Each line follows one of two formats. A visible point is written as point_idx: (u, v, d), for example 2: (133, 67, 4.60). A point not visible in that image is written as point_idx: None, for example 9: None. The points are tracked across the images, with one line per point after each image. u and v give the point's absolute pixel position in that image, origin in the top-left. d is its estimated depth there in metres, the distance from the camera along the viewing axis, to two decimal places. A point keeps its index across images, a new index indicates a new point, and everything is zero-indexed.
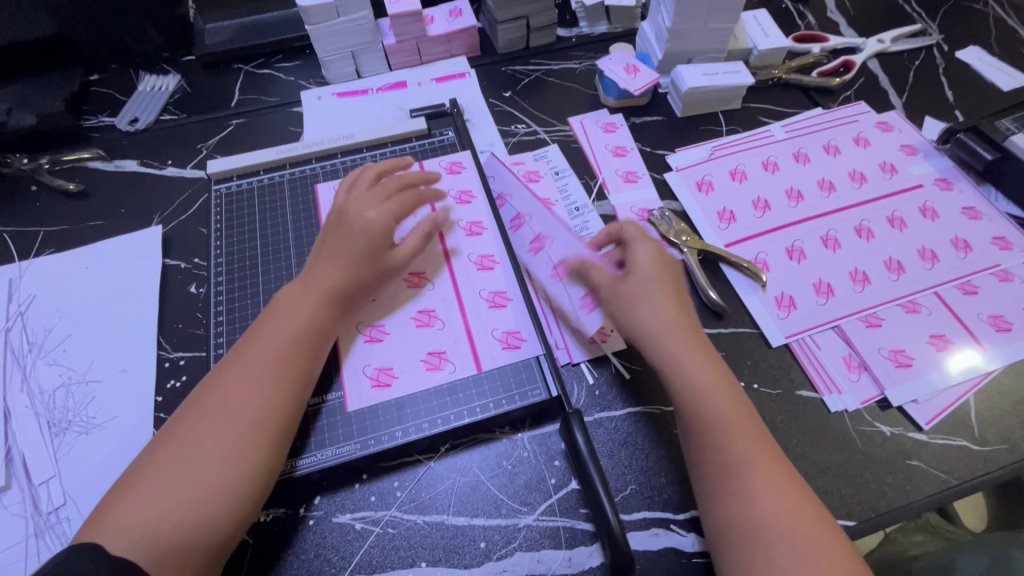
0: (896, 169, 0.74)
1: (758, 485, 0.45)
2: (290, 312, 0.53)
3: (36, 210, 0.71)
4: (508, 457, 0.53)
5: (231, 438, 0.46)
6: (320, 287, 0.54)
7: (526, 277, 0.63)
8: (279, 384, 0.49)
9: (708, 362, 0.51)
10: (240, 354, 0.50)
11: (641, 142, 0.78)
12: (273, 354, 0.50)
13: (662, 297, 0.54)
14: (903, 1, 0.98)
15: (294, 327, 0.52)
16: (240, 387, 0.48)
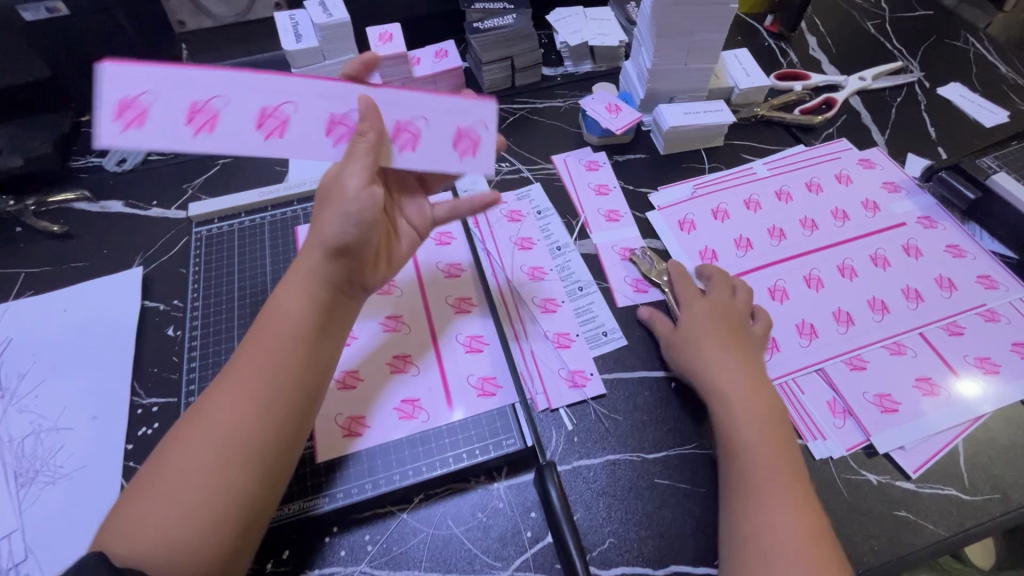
0: (878, 207, 0.74)
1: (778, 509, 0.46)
2: (277, 315, 0.49)
3: (18, 251, 0.71)
4: (483, 508, 0.52)
5: (235, 454, 0.44)
6: (304, 282, 0.50)
7: (511, 330, 0.62)
8: (281, 396, 0.47)
9: (766, 406, 0.53)
10: (232, 365, 0.47)
11: (623, 180, 0.78)
12: (269, 363, 0.47)
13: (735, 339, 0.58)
14: (885, 39, 1.00)
15: (287, 333, 0.48)
16: (238, 401, 0.45)
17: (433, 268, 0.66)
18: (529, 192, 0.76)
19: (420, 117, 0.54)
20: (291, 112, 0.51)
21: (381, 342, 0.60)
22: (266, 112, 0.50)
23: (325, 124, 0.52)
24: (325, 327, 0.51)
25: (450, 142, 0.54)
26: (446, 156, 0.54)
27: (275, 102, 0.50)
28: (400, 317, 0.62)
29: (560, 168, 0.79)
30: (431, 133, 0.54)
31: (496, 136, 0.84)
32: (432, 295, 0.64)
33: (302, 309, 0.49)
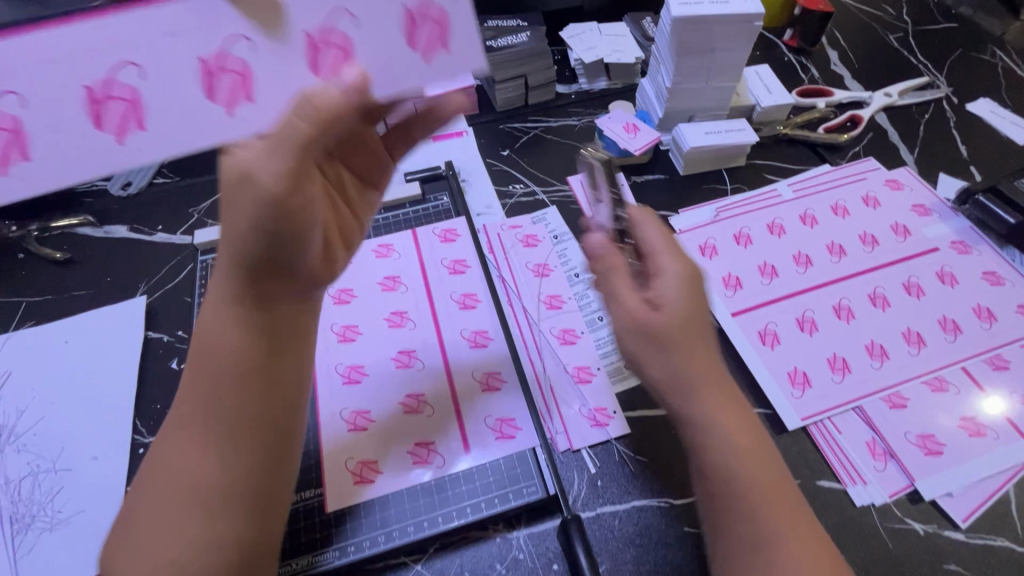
0: (910, 231, 0.71)
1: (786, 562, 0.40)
2: (207, 353, 0.44)
3: (20, 279, 0.69)
4: (503, 560, 0.49)
5: (204, 504, 0.41)
6: (230, 312, 0.44)
7: (529, 363, 0.60)
8: (235, 438, 0.43)
9: (738, 415, 0.45)
10: (191, 399, 0.44)
11: (642, 202, 0.76)
12: (211, 408, 0.43)
13: (682, 343, 0.46)
14: (909, 52, 0.97)
15: (222, 372, 0.43)
16: (194, 451, 0.42)
17: (447, 299, 0.64)
18: (546, 215, 0.73)
19: (343, 13, 0.43)
20: (245, 58, 0.41)
21: (394, 380, 0.57)
22: (208, 66, 0.41)
23: (304, 49, 0.42)
24: (266, 350, 0.44)
25: (399, 35, 0.44)
26: (394, 49, 0.45)
27: (218, 48, 0.41)
28: (413, 353, 0.59)
29: (577, 189, 0.76)
30: (367, 35, 0.44)
31: (510, 156, 0.81)
32: (446, 328, 0.61)
33: (234, 339, 0.43)
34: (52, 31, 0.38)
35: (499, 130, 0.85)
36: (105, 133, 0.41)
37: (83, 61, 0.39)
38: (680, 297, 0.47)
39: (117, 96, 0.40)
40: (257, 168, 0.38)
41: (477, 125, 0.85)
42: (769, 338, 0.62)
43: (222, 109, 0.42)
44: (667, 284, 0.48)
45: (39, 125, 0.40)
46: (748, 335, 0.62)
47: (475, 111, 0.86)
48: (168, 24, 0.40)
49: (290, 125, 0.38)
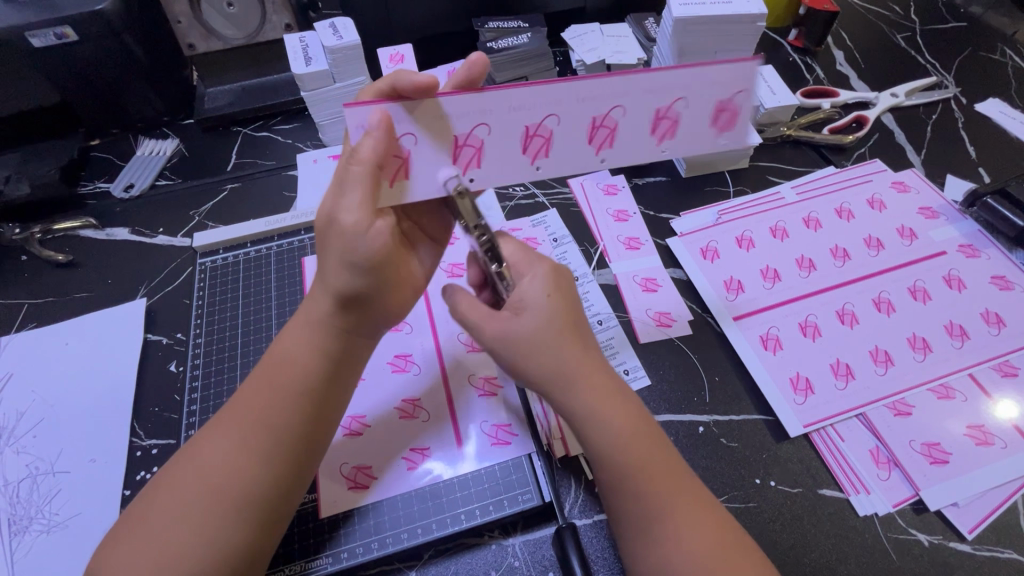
0: (915, 234, 0.70)
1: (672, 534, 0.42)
2: (285, 363, 0.47)
3: (23, 281, 0.70)
4: (497, 567, 0.49)
5: (226, 495, 0.42)
6: (310, 333, 0.47)
7: None
8: (283, 450, 0.45)
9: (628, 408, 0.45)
10: (245, 395, 0.46)
11: (643, 205, 0.75)
12: (268, 415, 0.45)
13: (563, 346, 0.45)
14: (917, 51, 0.96)
15: (292, 382, 0.46)
16: (233, 448, 0.44)
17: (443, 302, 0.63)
18: (545, 218, 0.73)
19: (618, 105, 0.48)
20: (553, 126, 0.48)
21: (391, 385, 0.57)
22: (530, 131, 0.47)
23: (586, 128, 0.48)
24: (336, 378, 0.48)
25: (645, 129, 0.50)
26: (645, 142, 0.50)
27: (538, 118, 0.47)
28: (409, 356, 0.59)
29: (577, 192, 0.76)
30: (689, 115, 0.50)
31: None
32: (442, 333, 0.61)
33: (310, 358, 0.47)
34: (455, 98, 0.45)
35: None
36: (456, 167, 0.47)
37: (460, 117, 0.45)
38: (548, 295, 0.45)
39: (470, 143, 0.46)
40: (349, 216, 0.42)
41: None
42: (771, 343, 0.61)
43: (528, 160, 0.49)
44: (533, 283, 0.46)
45: (498, 146, 0.47)
46: (749, 340, 0.61)
47: None
48: (515, 100, 0.46)
49: (357, 171, 0.42)
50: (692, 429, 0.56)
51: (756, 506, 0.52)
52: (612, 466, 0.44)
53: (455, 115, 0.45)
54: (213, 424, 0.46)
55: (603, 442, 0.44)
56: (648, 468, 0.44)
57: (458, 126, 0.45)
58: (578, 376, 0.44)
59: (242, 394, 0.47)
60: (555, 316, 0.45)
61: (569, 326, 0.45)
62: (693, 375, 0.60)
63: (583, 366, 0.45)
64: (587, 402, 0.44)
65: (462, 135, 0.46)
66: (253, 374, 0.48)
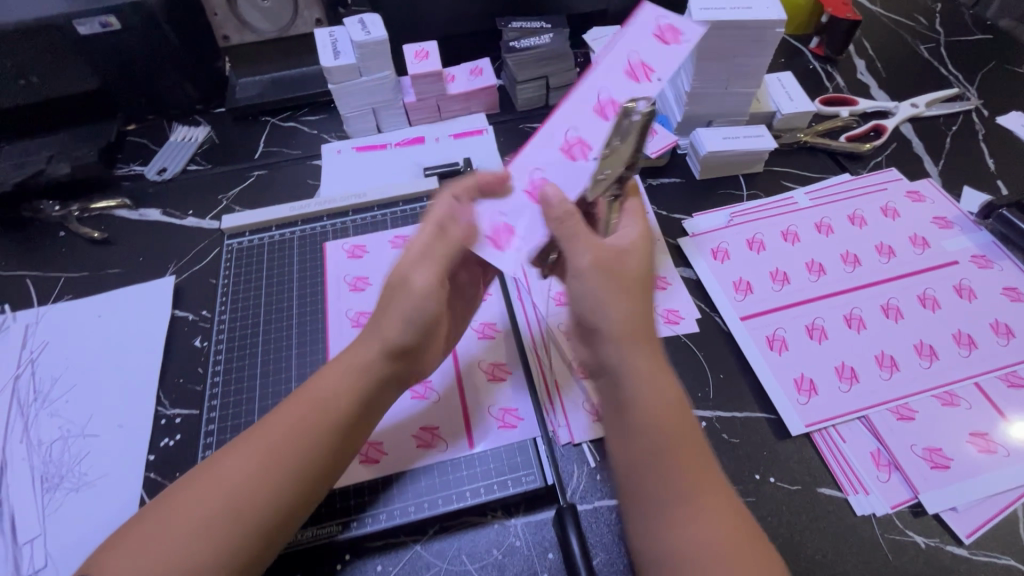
0: (928, 243, 0.70)
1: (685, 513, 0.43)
2: (324, 401, 0.49)
3: (61, 255, 0.74)
4: (498, 546, 0.50)
5: (237, 524, 0.43)
6: (346, 377, 0.50)
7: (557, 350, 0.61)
8: (296, 482, 0.46)
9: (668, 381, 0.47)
10: (274, 424, 0.47)
11: (656, 205, 0.76)
12: (278, 450, 0.46)
13: (626, 286, 0.47)
14: (940, 62, 0.95)
15: (326, 419, 0.48)
16: (254, 476, 0.44)
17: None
18: None
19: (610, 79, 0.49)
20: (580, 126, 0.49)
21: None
22: (566, 144, 0.49)
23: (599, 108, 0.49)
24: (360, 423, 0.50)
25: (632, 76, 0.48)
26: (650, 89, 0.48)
27: (564, 133, 0.49)
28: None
29: None
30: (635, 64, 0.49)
31: None
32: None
33: (347, 402, 0.49)
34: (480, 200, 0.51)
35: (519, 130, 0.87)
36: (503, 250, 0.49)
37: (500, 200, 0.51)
38: (629, 244, 0.49)
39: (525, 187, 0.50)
40: (420, 282, 0.51)
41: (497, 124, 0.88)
42: (777, 343, 0.62)
43: (580, 161, 0.49)
44: (610, 230, 0.50)
45: (557, 171, 0.49)
46: (755, 340, 0.62)
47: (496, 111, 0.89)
48: (541, 137, 0.50)
49: (441, 248, 0.51)
50: None
51: (755, 501, 0.53)
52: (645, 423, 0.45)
53: (498, 209, 0.51)
54: (240, 443, 0.47)
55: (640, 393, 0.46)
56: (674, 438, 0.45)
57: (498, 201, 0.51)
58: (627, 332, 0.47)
59: (271, 421, 0.48)
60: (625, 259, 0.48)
61: (630, 278, 0.48)
62: (699, 371, 0.61)
63: (635, 328, 0.47)
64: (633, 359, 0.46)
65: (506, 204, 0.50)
66: (283, 405, 0.49)
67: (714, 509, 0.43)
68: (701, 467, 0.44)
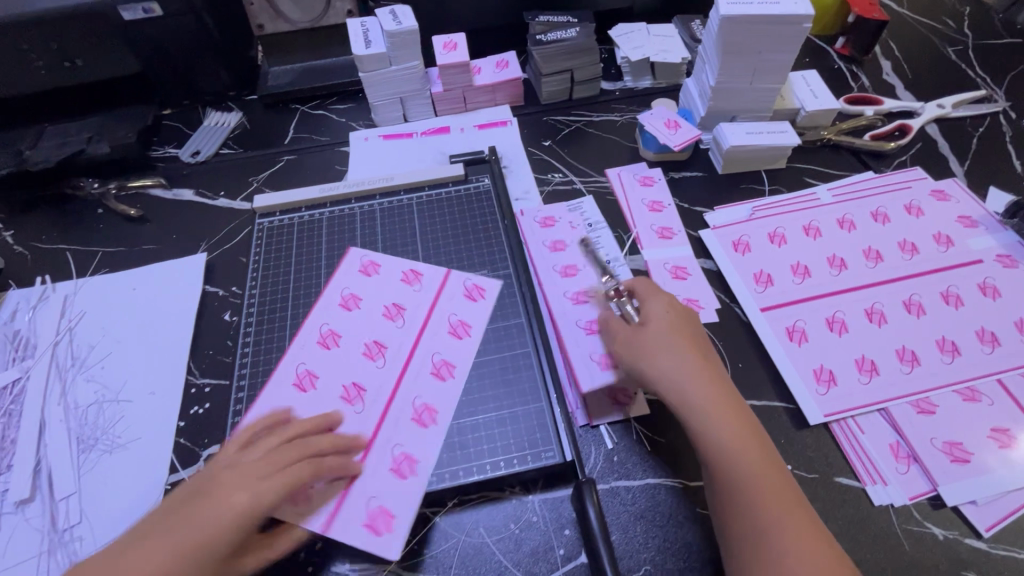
0: (952, 242, 0.70)
1: (784, 549, 0.43)
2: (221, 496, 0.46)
3: (99, 231, 0.76)
4: (516, 520, 0.51)
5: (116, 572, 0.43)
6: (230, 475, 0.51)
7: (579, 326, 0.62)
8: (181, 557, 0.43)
9: (741, 422, 0.49)
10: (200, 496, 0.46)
11: (678, 198, 0.77)
12: (203, 529, 0.45)
13: (681, 347, 0.53)
14: (968, 64, 0.95)
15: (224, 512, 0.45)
16: (159, 552, 0.43)
17: (457, 285, 0.66)
18: (581, 204, 0.76)
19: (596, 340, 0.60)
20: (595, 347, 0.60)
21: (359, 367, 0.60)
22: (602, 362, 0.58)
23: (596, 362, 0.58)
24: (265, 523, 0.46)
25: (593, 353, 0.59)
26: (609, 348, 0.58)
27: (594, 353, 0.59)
28: (381, 346, 0.61)
29: (614, 182, 0.78)
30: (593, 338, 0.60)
31: (551, 147, 0.84)
32: (432, 321, 0.63)
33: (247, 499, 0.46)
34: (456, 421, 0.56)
35: (543, 121, 0.88)
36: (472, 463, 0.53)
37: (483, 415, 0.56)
38: (665, 312, 0.56)
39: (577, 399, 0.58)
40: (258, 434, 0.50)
41: (521, 115, 0.89)
42: (797, 335, 0.62)
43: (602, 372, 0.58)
44: (654, 303, 0.57)
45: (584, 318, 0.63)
46: (775, 331, 0.63)
47: (521, 103, 0.91)
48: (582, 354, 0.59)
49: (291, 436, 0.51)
50: None
51: None
52: (731, 467, 0.47)
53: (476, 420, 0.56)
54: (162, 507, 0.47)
55: (713, 439, 0.48)
56: (754, 477, 0.46)
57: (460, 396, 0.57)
58: (686, 377, 0.51)
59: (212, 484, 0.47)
60: (673, 322, 0.55)
61: (681, 335, 0.54)
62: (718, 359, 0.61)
63: (695, 375, 0.52)
64: (701, 398, 0.50)
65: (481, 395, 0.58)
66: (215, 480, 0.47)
67: (816, 546, 0.43)
68: (789, 501, 0.46)
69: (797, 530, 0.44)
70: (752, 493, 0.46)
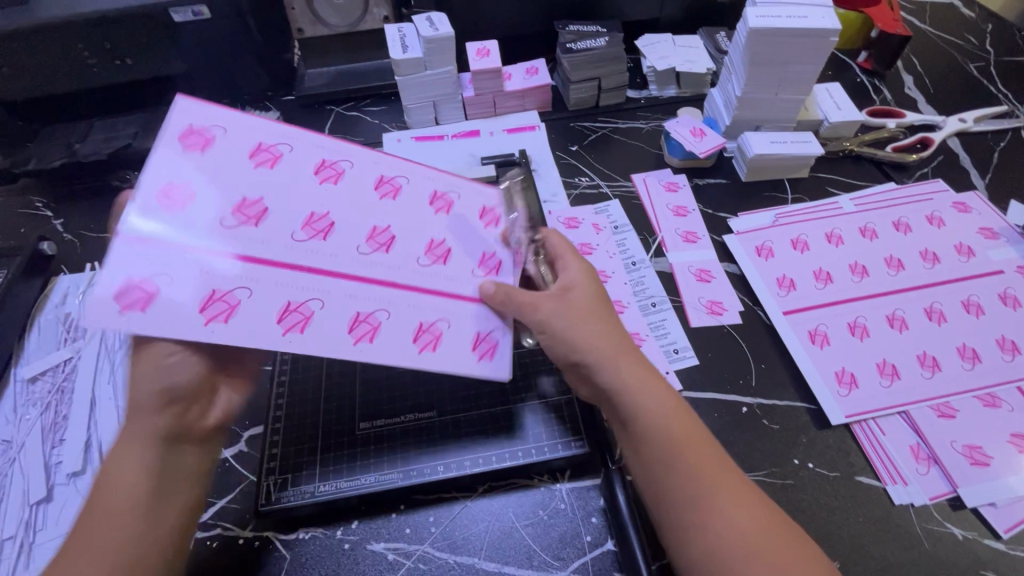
0: (973, 252, 0.71)
1: (724, 518, 0.44)
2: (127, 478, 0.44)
3: None
4: (545, 507, 0.53)
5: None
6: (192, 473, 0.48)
7: None
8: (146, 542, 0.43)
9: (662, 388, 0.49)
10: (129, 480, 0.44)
11: (702, 203, 0.79)
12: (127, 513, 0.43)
13: (603, 320, 0.51)
14: (990, 80, 0.96)
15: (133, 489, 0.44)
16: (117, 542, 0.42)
17: (472, 199, 0.57)
18: (608, 208, 0.78)
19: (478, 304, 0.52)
20: (475, 325, 0.51)
21: (288, 233, 0.48)
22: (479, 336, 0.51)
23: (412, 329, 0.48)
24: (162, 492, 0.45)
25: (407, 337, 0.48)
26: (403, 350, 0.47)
27: (431, 318, 0.49)
28: (331, 228, 0.49)
29: (640, 187, 0.81)
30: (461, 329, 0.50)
31: (578, 152, 0.87)
32: (414, 221, 0.53)
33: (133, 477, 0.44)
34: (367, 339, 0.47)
35: (569, 127, 0.91)
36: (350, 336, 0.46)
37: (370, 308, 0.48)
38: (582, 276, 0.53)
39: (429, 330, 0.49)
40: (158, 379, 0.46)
41: (549, 121, 0.92)
42: (819, 338, 0.64)
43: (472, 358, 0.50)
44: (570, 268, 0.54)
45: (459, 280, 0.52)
46: (798, 334, 0.64)
47: (548, 109, 0.94)
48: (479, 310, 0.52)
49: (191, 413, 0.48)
50: (737, 409, 0.59)
51: (793, 483, 0.55)
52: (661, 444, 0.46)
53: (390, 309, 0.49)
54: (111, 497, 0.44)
55: (648, 413, 0.47)
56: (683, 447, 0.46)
57: (423, 316, 0.49)
58: (617, 355, 0.49)
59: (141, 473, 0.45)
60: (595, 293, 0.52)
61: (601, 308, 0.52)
62: (741, 359, 0.63)
63: (623, 347, 0.50)
64: (630, 376, 0.48)
65: (426, 322, 0.49)
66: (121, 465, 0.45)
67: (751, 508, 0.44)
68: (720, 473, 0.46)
69: (732, 502, 0.44)
70: (677, 458, 0.46)
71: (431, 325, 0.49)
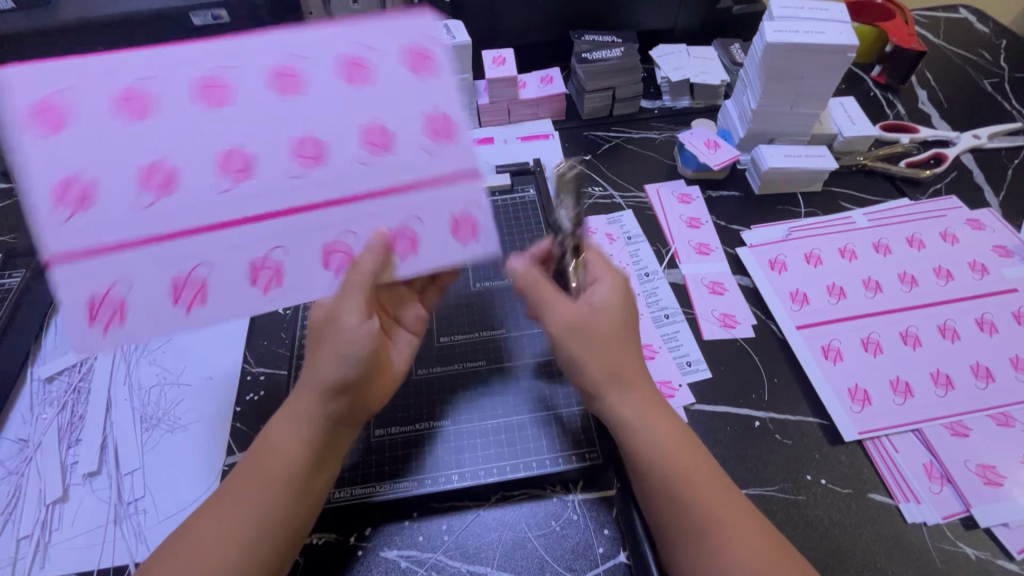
0: (987, 270, 0.71)
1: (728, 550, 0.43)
2: (271, 451, 0.46)
3: None
4: (557, 518, 0.54)
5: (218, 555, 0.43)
6: (296, 421, 0.47)
7: None
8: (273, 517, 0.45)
9: (666, 420, 0.49)
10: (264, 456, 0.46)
11: (715, 215, 0.79)
12: (271, 487, 0.45)
13: (617, 350, 0.49)
14: (1004, 96, 0.96)
15: (280, 471, 0.46)
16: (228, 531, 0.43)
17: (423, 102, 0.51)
18: (621, 218, 0.78)
19: (414, 217, 0.51)
20: (416, 227, 0.51)
21: (196, 185, 0.46)
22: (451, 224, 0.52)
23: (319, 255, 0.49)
24: (316, 468, 0.47)
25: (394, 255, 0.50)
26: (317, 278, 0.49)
27: (399, 223, 0.51)
28: (324, 153, 0.49)
29: (653, 197, 0.81)
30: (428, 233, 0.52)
31: (591, 161, 0.87)
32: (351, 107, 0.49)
33: (293, 448, 0.46)
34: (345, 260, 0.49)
35: (583, 136, 0.91)
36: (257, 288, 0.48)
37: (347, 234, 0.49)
38: (607, 298, 0.51)
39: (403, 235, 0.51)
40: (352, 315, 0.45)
41: (563, 129, 0.92)
42: (832, 354, 0.64)
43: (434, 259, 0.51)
44: (599, 288, 0.52)
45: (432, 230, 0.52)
46: (811, 349, 0.64)
47: (562, 117, 0.94)
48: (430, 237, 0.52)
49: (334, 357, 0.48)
50: (750, 423, 0.60)
51: (805, 499, 0.55)
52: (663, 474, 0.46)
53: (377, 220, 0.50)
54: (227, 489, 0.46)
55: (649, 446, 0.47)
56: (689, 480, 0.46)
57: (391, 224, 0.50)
58: (623, 385, 0.49)
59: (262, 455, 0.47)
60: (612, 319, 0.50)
61: (618, 336, 0.50)
62: (754, 373, 0.63)
63: (632, 380, 0.49)
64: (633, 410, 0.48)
65: (394, 231, 0.50)
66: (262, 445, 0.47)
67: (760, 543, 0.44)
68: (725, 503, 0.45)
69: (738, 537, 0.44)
70: (683, 490, 0.45)
71: (407, 229, 0.51)
